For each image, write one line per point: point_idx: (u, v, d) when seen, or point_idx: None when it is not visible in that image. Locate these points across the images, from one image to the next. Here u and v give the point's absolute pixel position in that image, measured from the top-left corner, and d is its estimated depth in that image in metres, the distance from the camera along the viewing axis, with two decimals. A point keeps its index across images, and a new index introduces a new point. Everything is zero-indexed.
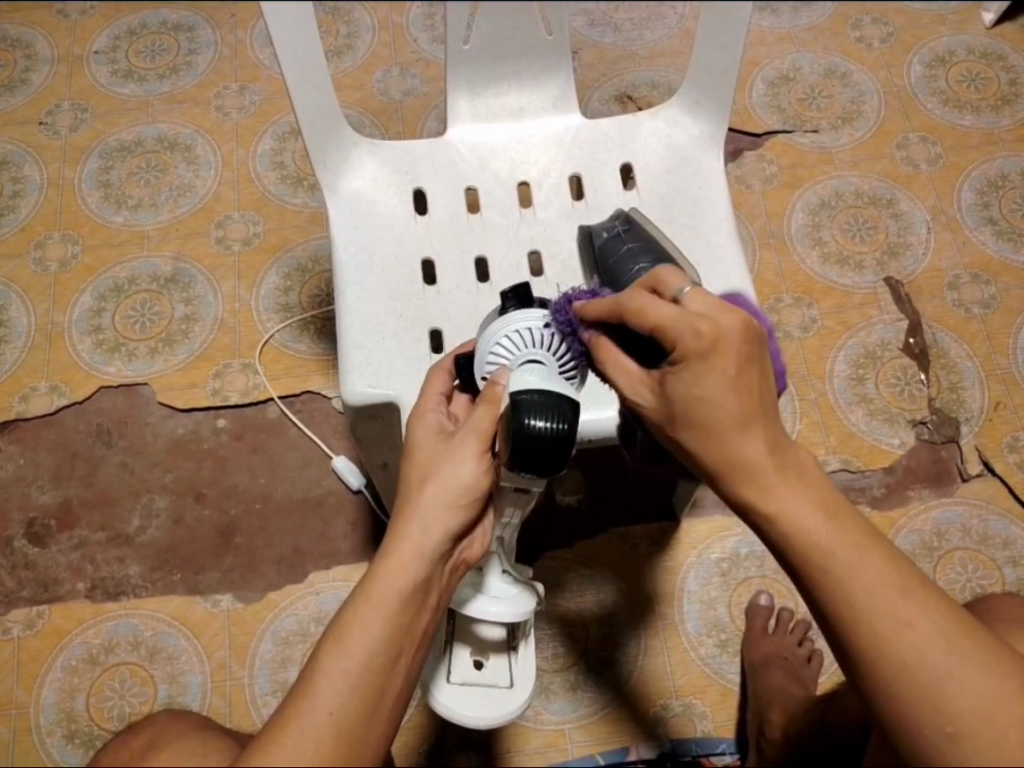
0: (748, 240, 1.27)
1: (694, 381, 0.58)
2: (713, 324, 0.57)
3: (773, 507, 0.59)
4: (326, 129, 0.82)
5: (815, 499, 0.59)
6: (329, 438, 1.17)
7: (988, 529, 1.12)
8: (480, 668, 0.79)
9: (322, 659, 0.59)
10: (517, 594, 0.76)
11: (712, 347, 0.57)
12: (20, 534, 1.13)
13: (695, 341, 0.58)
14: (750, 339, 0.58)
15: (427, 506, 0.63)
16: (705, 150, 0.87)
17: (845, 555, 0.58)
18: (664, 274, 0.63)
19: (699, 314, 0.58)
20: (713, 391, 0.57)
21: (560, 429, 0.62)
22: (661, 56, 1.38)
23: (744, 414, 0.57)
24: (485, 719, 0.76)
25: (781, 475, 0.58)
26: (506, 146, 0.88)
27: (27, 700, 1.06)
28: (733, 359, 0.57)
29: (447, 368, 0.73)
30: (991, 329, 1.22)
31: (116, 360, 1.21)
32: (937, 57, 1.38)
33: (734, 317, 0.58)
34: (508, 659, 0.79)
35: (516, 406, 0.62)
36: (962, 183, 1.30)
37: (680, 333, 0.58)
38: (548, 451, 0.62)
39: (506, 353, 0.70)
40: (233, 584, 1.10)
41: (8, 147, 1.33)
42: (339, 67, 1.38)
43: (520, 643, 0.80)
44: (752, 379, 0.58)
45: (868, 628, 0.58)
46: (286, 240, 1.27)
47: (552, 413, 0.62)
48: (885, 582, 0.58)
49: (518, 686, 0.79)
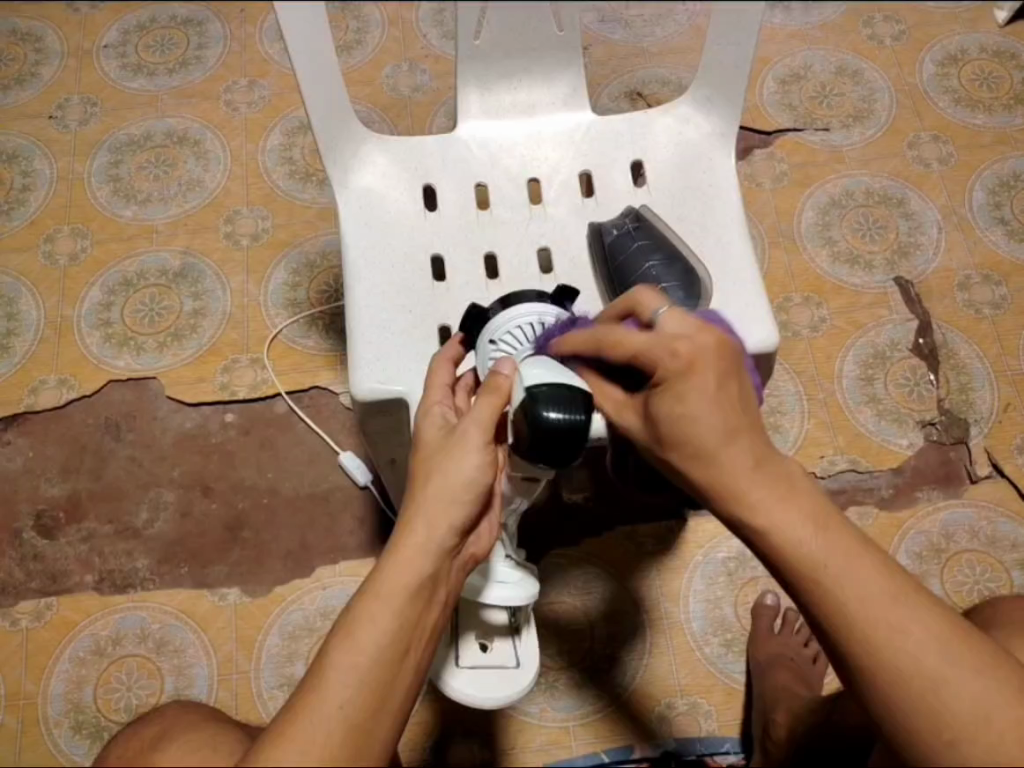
0: (757, 239, 1.26)
1: (678, 400, 0.59)
2: (691, 343, 0.59)
3: (764, 521, 0.59)
4: (336, 126, 0.82)
5: (806, 509, 0.59)
6: (337, 434, 1.17)
7: (996, 531, 1.12)
8: (486, 651, 0.79)
9: (332, 654, 0.59)
10: (522, 578, 0.76)
11: (687, 366, 0.59)
12: (28, 527, 1.13)
13: (673, 361, 0.60)
14: (729, 354, 0.60)
15: (430, 500, 0.63)
16: (716, 147, 0.86)
17: (835, 563, 0.58)
18: (641, 297, 0.65)
19: (676, 335, 0.60)
20: (695, 408, 0.59)
21: (576, 420, 0.65)
22: (671, 53, 1.37)
23: (728, 428, 0.58)
24: (496, 700, 0.77)
25: (772, 486, 0.59)
26: (516, 143, 0.88)
27: (35, 690, 1.06)
28: (711, 372, 0.59)
29: (452, 360, 0.73)
30: (1002, 329, 1.21)
31: (125, 354, 1.21)
32: (950, 56, 1.37)
33: (712, 336, 0.60)
34: (512, 643, 0.80)
35: (533, 398, 0.64)
36: (974, 182, 1.29)
37: (659, 356, 0.60)
38: (562, 443, 0.65)
39: (512, 345, 0.73)
40: (240, 578, 1.11)
41: (18, 140, 1.34)
42: (349, 62, 1.38)
43: (524, 625, 0.80)
44: (733, 393, 0.59)
45: (862, 637, 0.58)
46: (294, 235, 1.27)
47: (567, 405, 0.64)
48: (877, 589, 0.58)
49: (525, 666, 0.79)
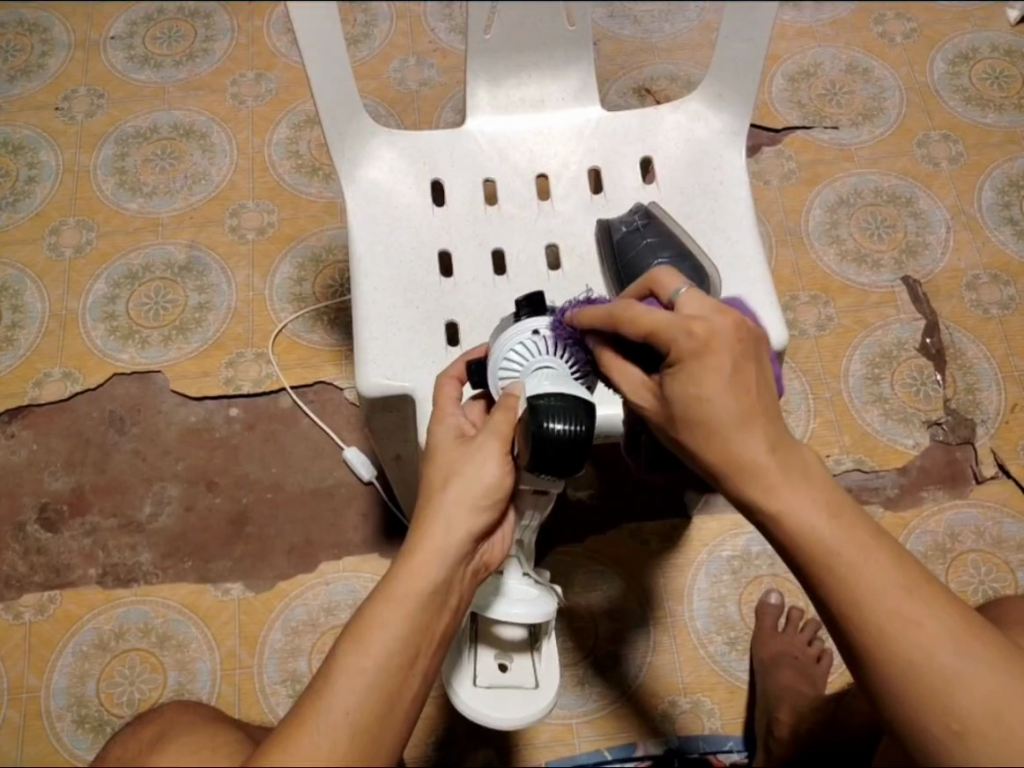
0: (764, 237, 1.26)
1: (690, 382, 0.58)
2: (706, 324, 0.58)
3: (779, 505, 0.58)
4: (344, 121, 0.82)
5: (820, 498, 0.59)
6: (341, 428, 1.17)
7: (1002, 531, 1.11)
8: (504, 671, 0.78)
9: (341, 657, 0.59)
10: (537, 595, 0.75)
11: (704, 346, 0.57)
12: (32, 520, 1.13)
13: (688, 341, 0.58)
14: (746, 338, 0.58)
15: (448, 506, 0.63)
16: (726, 145, 0.86)
17: (848, 552, 0.58)
18: (660, 277, 0.64)
19: (693, 315, 0.58)
20: (710, 389, 0.57)
21: (577, 432, 0.64)
22: (680, 49, 1.37)
23: (745, 412, 0.57)
24: (513, 720, 0.76)
25: (786, 474, 0.58)
26: (526, 138, 0.88)
27: (38, 684, 1.06)
28: (727, 354, 0.57)
29: (457, 375, 0.72)
30: (1009, 329, 1.21)
31: (130, 347, 1.21)
32: (960, 54, 1.36)
33: (730, 319, 0.58)
34: (531, 659, 0.78)
35: (533, 411, 0.63)
36: (983, 181, 1.28)
37: (675, 335, 0.58)
38: (565, 455, 0.63)
39: (518, 362, 0.70)
40: (244, 574, 1.10)
41: (24, 132, 1.33)
42: (356, 56, 1.38)
43: (543, 641, 0.79)
44: (748, 377, 0.58)
45: (872, 628, 0.58)
46: (300, 229, 1.27)
47: (570, 415, 0.64)
48: (889, 579, 0.58)
49: (545, 685, 0.78)
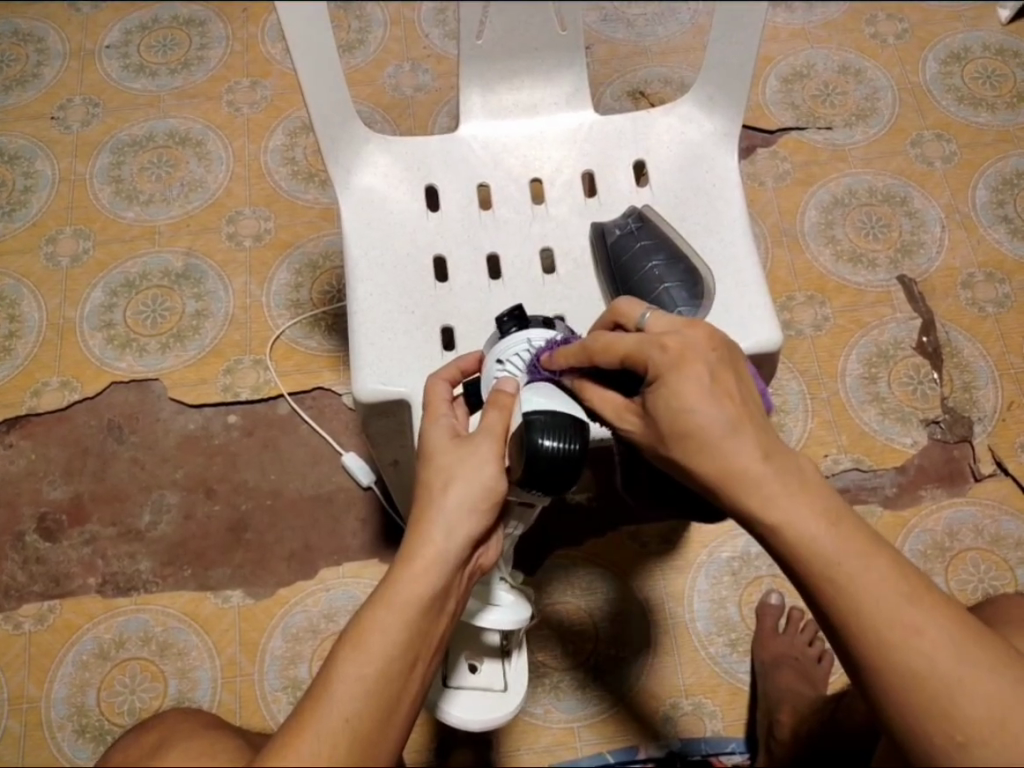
0: (760, 237, 1.26)
1: (672, 393, 0.59)
2: (679, 338, 0.60)
3: (779, 517, 0.58)
4: (339, 127, 0.82)
5: (819, 507, 0.58)
6: (339, 434, 1.17)
7: (1001, 529, 1.12)
8: (475, 672, 0.80)
9: (341, 664, 0.59)
10: (515, 601, 0.77)
11: (678, 360, 0.59)
12: (31, 530, 1.13)
13: (662, 356, 0.60)
14: (720, 348, 0.60)
15: (448, 509, 0.63)
16: (719, 147, 0.86)
17: (848, 561, 0.58)
18: (622, 307, 0.66)
19: (663, 332, 0.61)
20: (693, 401, 0.58)
21: (570, 450, 0.66)
22: (673, 52, 1.37)
23: (732, 421, 0.58)
24: (481, 722, 0.77)
25: (785, 484, 0.58)
26: (518, 143, 0.88)
27: (38, 694, 1.06)
28: (704, 366, 0.59)
29: (449, 378, 0.72)
30: (1005, 327, 1.21)
31: (127, 356, 1.21)
32: (952, 54, 1.37)
33: (700, 330, 0.60)
34: (502, 664, 0.80)
35: (528, 426, 0.66)
36: (977, 180, 1.29)
37: (649, 354, 0.60)
38: (555, 473, 0.66)
39: (516, 369, 0.71)
40: (243, 581, 1.10)
41: (19, 142, 1.34)
42: (350, 62, 1.38)
43: (515, 649, 0.81)
44: (729, 386, 0.59)
45: (873, 637, 0.58)
46: (296, 235, 1.27)
47: (563, 434, 0.66)
48: (889, 587, 0.58)
49: (512, 688, 0.80)
